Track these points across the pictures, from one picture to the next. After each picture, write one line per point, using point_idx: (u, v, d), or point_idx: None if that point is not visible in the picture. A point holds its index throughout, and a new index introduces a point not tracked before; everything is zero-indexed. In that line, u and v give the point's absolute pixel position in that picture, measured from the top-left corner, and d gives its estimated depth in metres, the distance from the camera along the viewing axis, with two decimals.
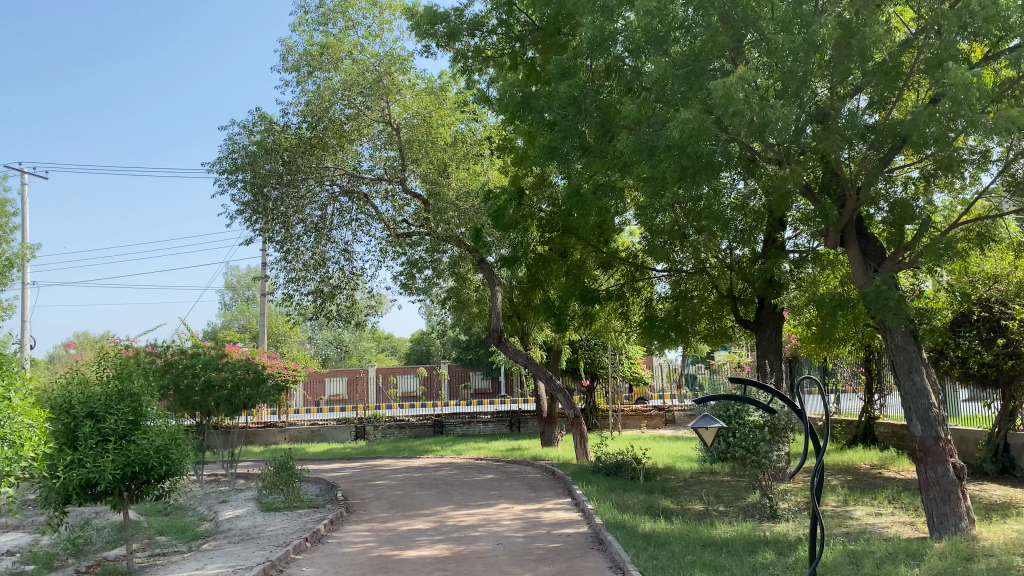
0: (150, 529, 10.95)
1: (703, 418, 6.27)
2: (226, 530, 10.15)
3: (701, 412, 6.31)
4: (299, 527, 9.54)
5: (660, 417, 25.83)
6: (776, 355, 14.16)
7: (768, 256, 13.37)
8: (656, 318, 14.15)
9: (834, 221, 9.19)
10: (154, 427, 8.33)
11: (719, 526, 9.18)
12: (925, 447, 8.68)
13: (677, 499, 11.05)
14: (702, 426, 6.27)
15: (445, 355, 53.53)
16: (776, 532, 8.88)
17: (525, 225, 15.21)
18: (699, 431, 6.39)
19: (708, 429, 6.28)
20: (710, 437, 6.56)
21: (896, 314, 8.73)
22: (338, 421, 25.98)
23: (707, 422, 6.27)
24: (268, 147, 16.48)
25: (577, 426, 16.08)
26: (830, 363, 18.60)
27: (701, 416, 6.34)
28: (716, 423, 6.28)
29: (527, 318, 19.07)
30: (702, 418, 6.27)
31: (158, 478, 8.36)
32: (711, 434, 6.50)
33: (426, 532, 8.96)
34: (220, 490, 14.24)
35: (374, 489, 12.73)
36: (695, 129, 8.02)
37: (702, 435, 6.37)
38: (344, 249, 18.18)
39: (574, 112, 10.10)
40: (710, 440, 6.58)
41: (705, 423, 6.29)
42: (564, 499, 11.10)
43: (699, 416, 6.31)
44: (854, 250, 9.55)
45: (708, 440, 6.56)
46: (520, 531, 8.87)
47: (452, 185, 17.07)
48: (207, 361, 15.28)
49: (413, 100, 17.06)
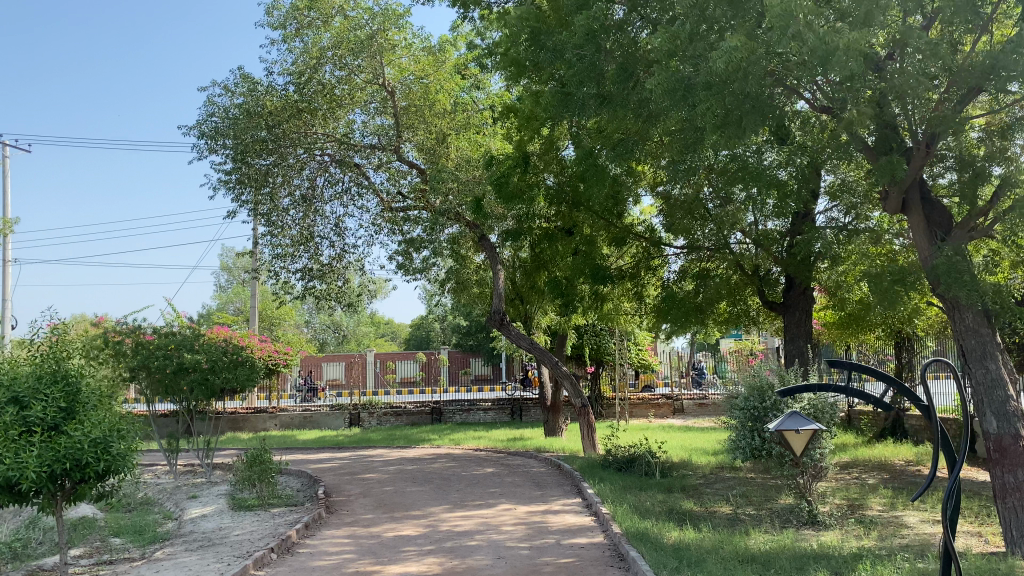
0: (105, 530, 9.70)
1: (796, 419, 7.77)
2: (188, 534, 8.86)
3: (797, 416, 7.83)
4: (268, 532, 8.27)
5: (668, 406, 24.42)
6: (806, 339, 12.98)
7: (800, 231, 12.15)
8: (676, 299, 13.00)
9: (899, 181, 7.73)
10: (92, 415, 7.02)
11: (754, 536, 7.91)
12: (1002, 446, 7.40)
13: (700, 501, 9.80)
14: (795, 427, 7.77)
15: (445, 340, 52.35)
16: (822, 544, 7.59)
17: (530, 194, 13.81)
18: (788, 431, 7.84)
19: (805, 429, 7.80)
20: (799, 441, 7.97)
21: (970, 290, 7.43)
22: (332, 407, 24.72)
23: (801, 424, 7.78)
24: (251, 111, 15.00)
25: (585, 415, 14.75)
26: (851, 351, 17.32)
27: (795, 416, 7.88)
28: (810, 425, 7.78)
29: (531, 301, 17.76)
30: (792, 419, 7.79)
31: (96, 476, 7.03)
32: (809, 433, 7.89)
33: (415, 541, 7.67)
34: (193, 483, 12.95)
35: (361, 485, 11.47)
36: (744, 57, 6.76)
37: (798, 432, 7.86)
38: (335, 224, 16.86)
39: (592, 50, 9.03)
40: (798, 445, 8.00)
41: (803, 424, 7.78)
42: (573, 499, 9.82)
43: (796, 419, 7.81)
44: (916, 217, 8.09)
45: (800, 442, 7.92)
46: (523, 540, 7.59)
47: (451, 156, 15.75)
48: (180, 343, 13.87)
49: (410, 63, 15.80)
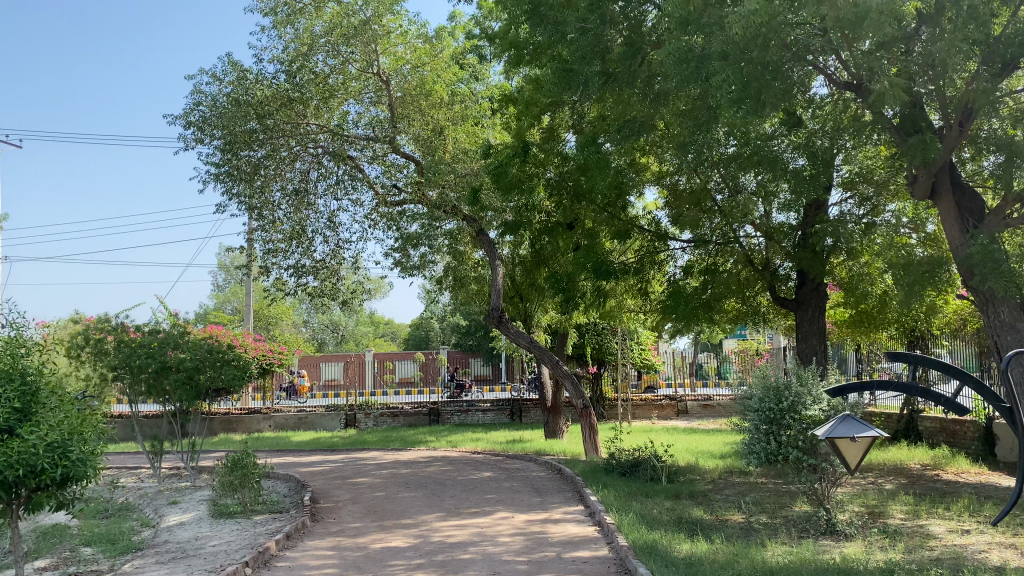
0: (75, 539, 9.09)
1: (851, 424, 7.15)
2: (161, 545, 8.26)
3: (852, 421, 7.22)
4: (246, 543, 7.67)
5: (672, 407, 23.85)
6: (819, 338, 12.35)
7: (813, 225, 11.60)
8: (683, 295, 12.31)
9: (931, 166, 7.62)
10: (49, 417, 6.45)
11: (771, 547, 7.30)
12: None
13: (710, 508, 9.20)
14: (849, 432, 7.11)
15: (444, 340, 51.86)
16: (846, 557, 6.97)
17: (532, 184, 13.19)
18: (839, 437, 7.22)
19: (861, 435, 7.10)
20: (853, 454, 7.21)
21: (1007, 279, 7.38)
22: (328, 408, 24.08)
23: (857, 430, 7.12)
24: (240, 100, 14.34)
25: (587, 416, 14.18)
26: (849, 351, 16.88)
27: (850, 421, 7.28)
28: (866, 431, 7.08)
29: (532, 299, 17.10)
30: (845, 424, 7.17)
31: (55, 483, 6.44)
32: (867, 442, 7.18)
33: (404, 554, 7.06)
34: (176, 488, 12.32)
35: (352, 491, 10.84)
36: (762, 22, 6.63)
37: (853, 441, 7.15)
38: (328, 218, 16.25)
39: (597, 21, 8.84)
40: (853, 459, 7.23)
41: (859, 431, 7.14)
42: (574, 507, 9.23)
43: (852, 425, 7.20)
44: (946, 203, 8.05)
45: (853, 453, 7.20)
46: (521, 553, 6.98)
47: (448, 149, 15.11)
48: (165, 340, 13.25)
49: (407, 52, 15.18)
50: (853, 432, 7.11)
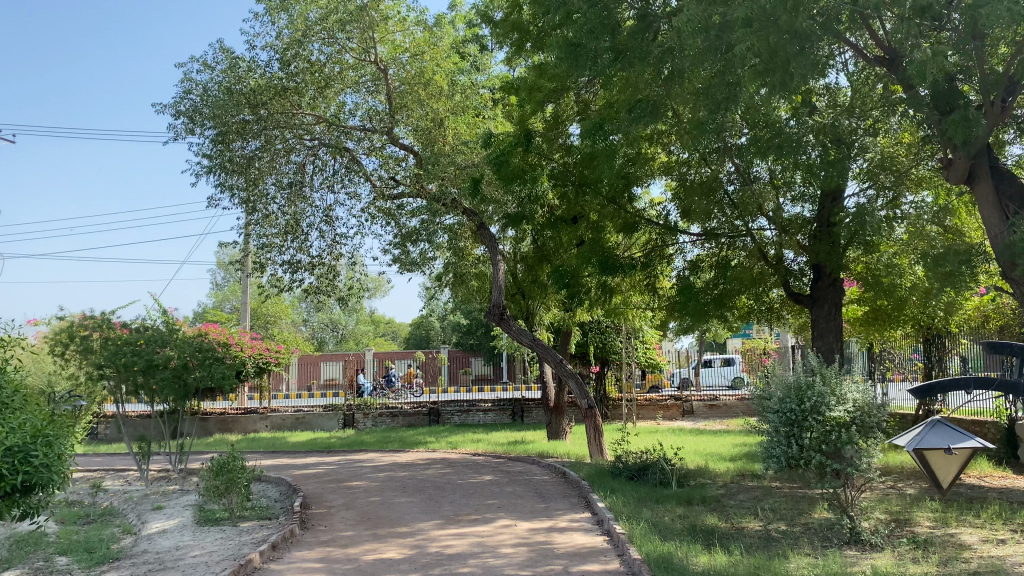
0: (51, 548, 8.57)
1: (944, 433, 6.84)
2: (141, 554, 7.74)
3: (945, 430, 6.89)
4: (230, 553, 7.14)
5: (677, 407, 23.32)
6: (835, 336, 11.78)
7: (832, 217, 11.00)
8: (695, 290, 11.80)
9: (974, 142, 7.39)
10: (11, 419, 5.91)
11: (794, 559, 6.77)
12: None
13: (724, 515, 8.68)
14: (943, 443, 6.79)
15: (445, 340, 51.36)
16: (877, 569, 6.44)
17: (534, 175, 12.50)
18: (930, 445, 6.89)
19: (958, 446, 6.76)
20: (946, 466, 6.89)
21: None
22: (326, 408, 23.53)
23: (953, 440, 6.79)
24: (232, 89, 13.83)
25: (591, 417, 13.57)
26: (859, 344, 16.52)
27: (942, 430, 6.94)
28: (964, 441, 6.74)
29: (534, 298, 16.51)
30: (938, 435, 6.84)
31: (16, 491, 5.91)
32: (965, 455, 6.80)
33: (397, 566, 6.53)
34: (162, 491, 11.78)
35: (346, 495, 10.30)
36: None
37: (948, 452, 6.82)
38: (324, 212, 15.72)
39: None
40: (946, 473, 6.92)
41: (955, 441, 6.79)
42: (581, 515, 8.69)
43: (946, 434, 6.86)
44: (985, 187, 7.86)
45: (947, 467, 6.89)
46: (525, 567, 6.45)
47: (449, 140, 14.59)
48: (152, 337, 12.73)
49: (406, 41, 14.64)
50: (948, 443, 6.78)
